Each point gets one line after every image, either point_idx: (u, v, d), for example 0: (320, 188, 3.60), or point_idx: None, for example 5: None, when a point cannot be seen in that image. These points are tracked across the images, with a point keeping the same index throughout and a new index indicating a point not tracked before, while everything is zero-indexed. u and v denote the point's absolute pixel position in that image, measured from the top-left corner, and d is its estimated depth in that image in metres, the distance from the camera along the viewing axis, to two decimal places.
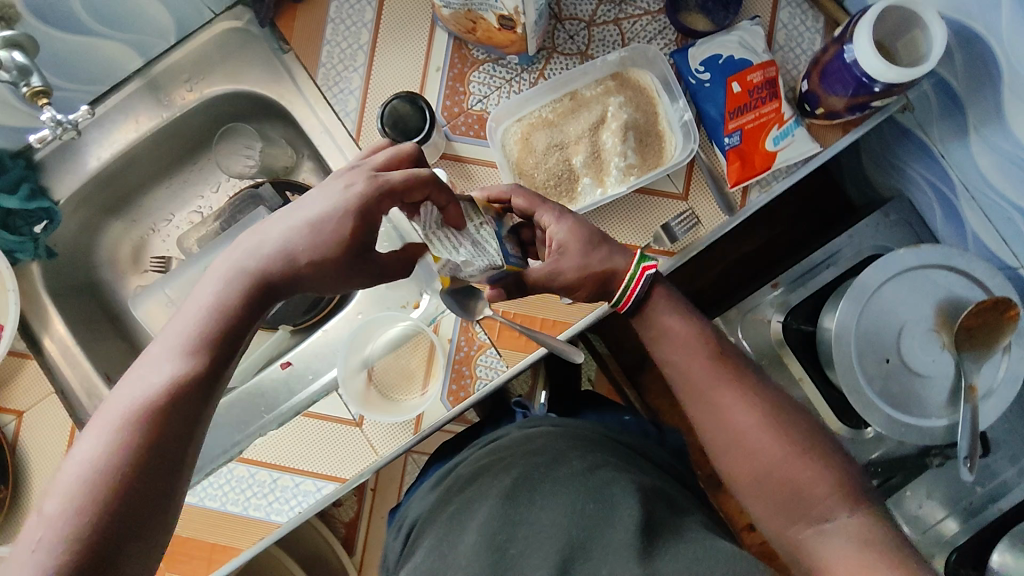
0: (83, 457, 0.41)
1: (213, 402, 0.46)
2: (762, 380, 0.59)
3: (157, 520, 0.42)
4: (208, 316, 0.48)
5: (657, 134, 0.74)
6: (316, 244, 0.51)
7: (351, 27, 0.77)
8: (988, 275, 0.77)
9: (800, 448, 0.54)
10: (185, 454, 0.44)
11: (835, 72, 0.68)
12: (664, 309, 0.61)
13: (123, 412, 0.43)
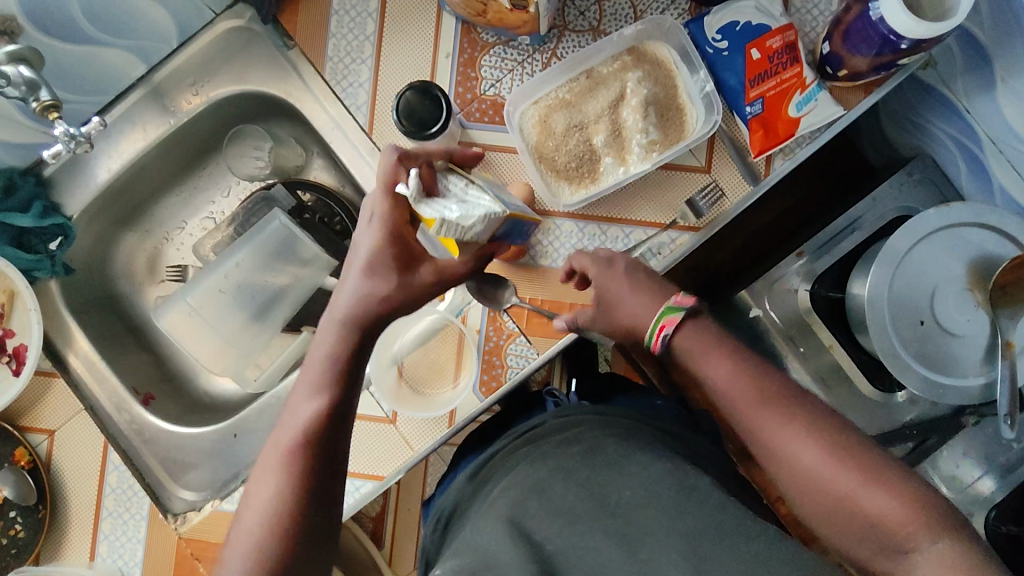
0: (253, 506, 0.53)
1: (338, 439, 0.56)
2: (816, 408, 0.56)
3: (316, 547, 0.53)
4: (323, 368, 0.57)
5: (677, 107, 0.72)
6: (385, 281, 0.57)
7: (356, 17, 0.75)
8: (1021, 231, 0.75)
9: (871, 479, 0.52)
10: (327, 485, 0.55)
11: (860, 31, 0.66)
12: (703, 353, 0.58)
13: (273, 466, 0.54)
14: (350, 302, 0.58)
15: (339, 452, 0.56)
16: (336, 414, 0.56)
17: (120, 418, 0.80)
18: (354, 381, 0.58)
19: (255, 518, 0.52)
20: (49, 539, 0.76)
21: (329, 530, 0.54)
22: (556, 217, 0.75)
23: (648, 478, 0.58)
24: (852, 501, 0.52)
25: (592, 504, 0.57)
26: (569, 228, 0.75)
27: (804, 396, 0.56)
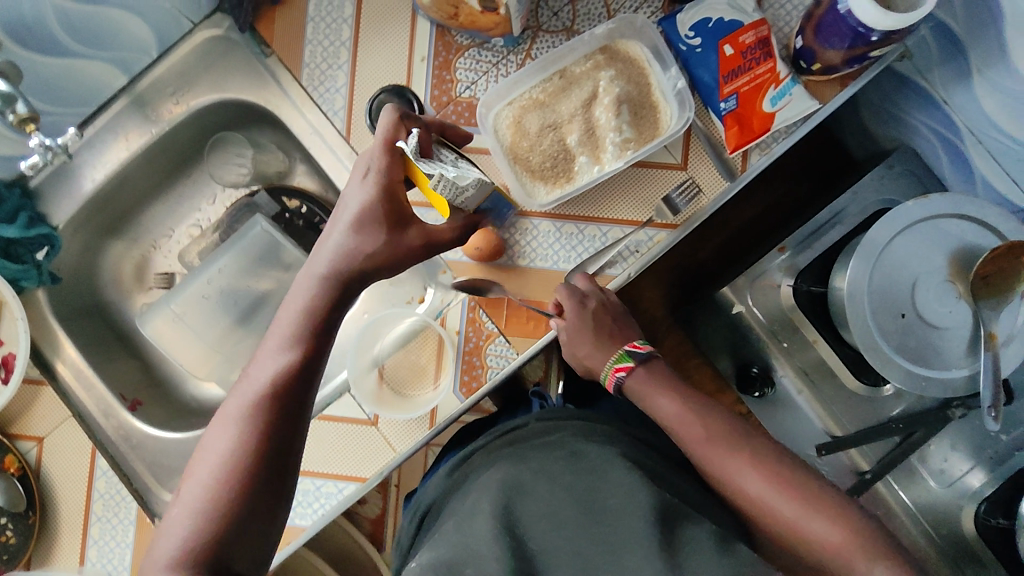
0: (208, 449, 0.54)
1: (304, 397, 0.56)
2: (763, 444, 0.62)
3: (271, 502, 0.53)
4: (297, 322, 0.58)
5: (651, 105, 0.72)
6: (373, 238, 0.59)
7: (332, 24, 0.76)
8: (1002, 221, 0.75)
9: (817, 507, 0.57)
10: (289, 440, 0.55)
11: (830, 25, 0.65)
12: (656, 393, 0.66)
13: (235, 412, 0.55)
14: (331, 257, 0.59)
15: (303, 410, 0.56)
16: (305, 370, 0.56)
17: (107, 424, 0.81)
18: (327, 341, 0.58)
19: (209, 461, 0.53)
20: (39, 545, 0.77)
21: (285, 486, 0.54)
22: (533, 217, 0.75)
23: (626, 477, 0.59)
24: (799, 524, 0.57)
25: (569, 505, 0.58)
26: (546, 228, 0.75)
27: (750, 431, 0.63)
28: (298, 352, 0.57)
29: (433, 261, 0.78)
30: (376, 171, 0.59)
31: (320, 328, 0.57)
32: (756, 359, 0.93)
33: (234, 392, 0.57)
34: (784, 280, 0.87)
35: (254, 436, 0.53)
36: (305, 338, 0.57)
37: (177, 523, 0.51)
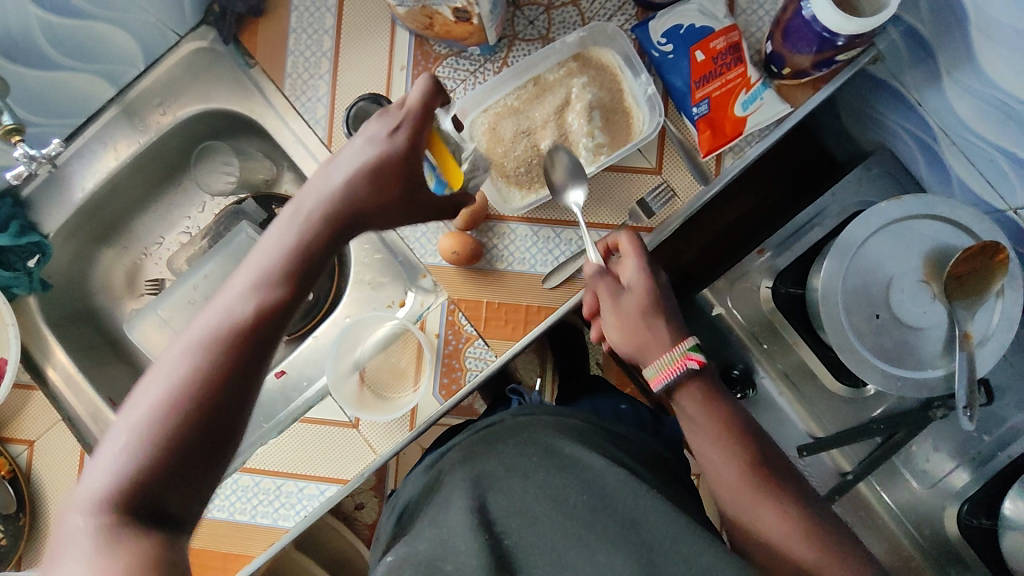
0: (146, 391, 0.43)
1: (271, 344, 0.47)
2: (792, 484, 0.58)
3: (212, 461, 0.43)
4: (278, 255, 0.49)
5: (623, 110, 0.74)
6: (383, 187, 0.53)
7: (313, 35, 0.78)
8: (976, 221, 0.75)
9: (838, 561, 0.53)
10: (246, 391, 0.45)
11: (797, 30, 0.66)
12: (692, 397, 0.61)
13: (188, 348, 0.44)
14: (330, 197, 0.52)
15: (265, 359, 0.46)
16: (281, 310, 0.47)
17: (96, 428, 0.83)
18: (309, 280, 0.50)
19: (148, 404, 0.42)
20: (30, 546, 0.79)
21: (228, 448, 0.44)
22: (510, 221, 0.77)
23: (597, 477, 0.60)
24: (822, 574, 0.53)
25: (542, 503, 0.59)
26: (523, 232, 0.77)
27: (784, 471, 0.58)
28: (276, 287, 0.48)
29: (411, 264, 0.79)
30: (410, 129, 0.55)
31: (305, 263, 0.49)
32: (738, 360, 0.92)
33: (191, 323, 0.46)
34: (764, 282, 0.88)
35: (212, 380, 0.43)
36: (287, 276, 0.48)
37: (98, 483, 0.40)
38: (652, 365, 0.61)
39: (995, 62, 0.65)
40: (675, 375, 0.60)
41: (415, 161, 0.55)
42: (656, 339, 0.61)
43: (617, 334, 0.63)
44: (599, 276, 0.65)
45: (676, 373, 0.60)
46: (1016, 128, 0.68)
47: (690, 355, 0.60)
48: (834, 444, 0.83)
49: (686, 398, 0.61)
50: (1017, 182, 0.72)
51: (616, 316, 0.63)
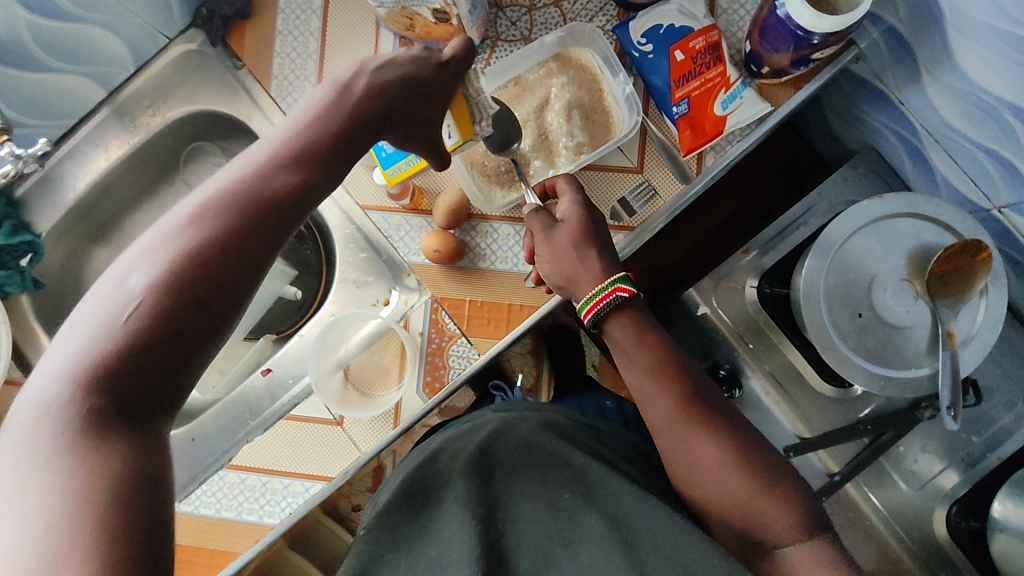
0: (145, 251, 0.39)
1: (284, 227, 0.43)
2: (724, 415, 0.59)
3: (207, 334, 0.40)
4: (301, 140, 0.45)
5: (603, 109, 0.75)
6: (412, 98, 0.51)
7: (299, 37, 0.78)
8: (959, 219, 0.75)
9: (762, 484, 0.55)
10: (253, 268, 0.42)
11: (773, 29, 0.66)
12: (625, 326, 0.62)
13: (195, 214, 0.41)
14: (362, 90, 0.49)
15: (276, 241, 0.43)
16: (290, 206, 0.43)
17: None
18: (327, 175, 0.46)
19: (144, 264, 0.39)
20: None
21: (224, 325, 0.41)
22: (493, 220, 0.77)
23: (570, 465, 0.57)
24: (743, 504, 0.54)
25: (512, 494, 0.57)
26: (505, 230, 0.77)
27: (717, 403, 0.60)
28: (294, 174, 0.44)
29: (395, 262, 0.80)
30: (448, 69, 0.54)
31: (328, 158, 0.45)
32: (726, 360, 0.93)
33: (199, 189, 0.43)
34: (749, 282, 0.88)
35: (211, 256, 0.40)
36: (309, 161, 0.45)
37: (78, 338, 0.37)
38: (582, 297, 0.63)
39: (971, 60, 0.65)
40: (603, 307, 0.61)
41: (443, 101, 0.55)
42: (588, 270, 0.63)
43: (550, 265, 0.65)
44: (534, 211, 0.67)
45: (604, 305, 0.61)
46: (996, 126, 0.67)
47: (619, 287, 0.62)
48: (827, 444, 0.80)
49: (614, 332, 0.62)
50: (998, 180, 0.72)
51: (549, 247, 0.65)
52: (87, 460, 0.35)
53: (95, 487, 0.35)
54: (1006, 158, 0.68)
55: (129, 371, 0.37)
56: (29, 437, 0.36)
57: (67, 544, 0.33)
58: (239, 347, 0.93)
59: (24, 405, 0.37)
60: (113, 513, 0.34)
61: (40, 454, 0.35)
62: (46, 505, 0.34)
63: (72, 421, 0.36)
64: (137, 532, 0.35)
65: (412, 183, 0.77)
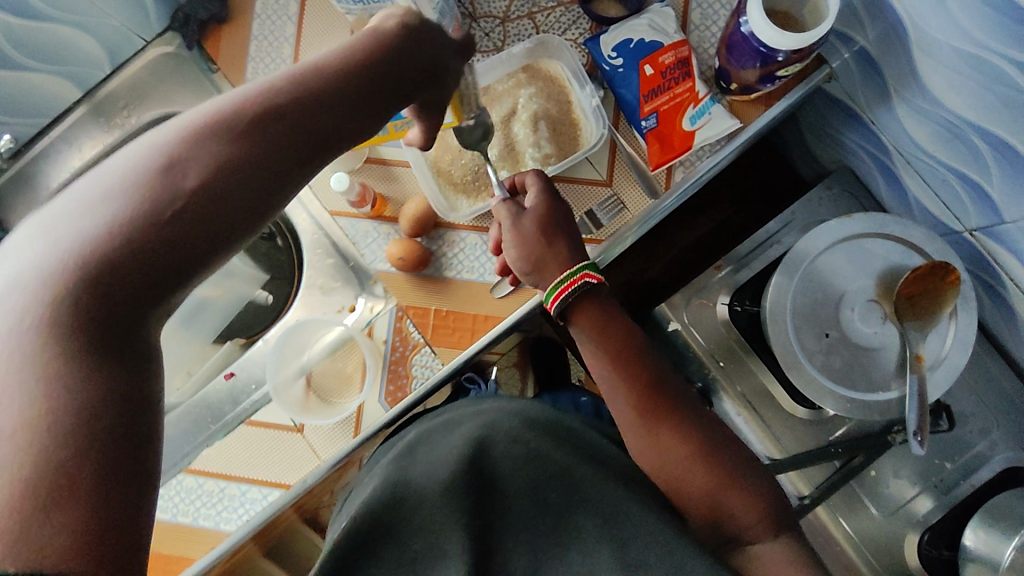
0: (183, 146, 0.38)
1: (324, 154, 0.44)
2: (691, 409, 0.59)
3: (227, 239, 0.40)
4: (360, 71, 0.45)
5: (571, 122, 0.75)
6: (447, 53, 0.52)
7: (273, 43, 0.79)
8: (927, 241, 0.74)
9: (730, 476, 0.55)
10: (282, 188, 0.42)
11: (739, 46, 0.66)
12: (592, 313, 0.62)
13: (240, 121, 0.40)
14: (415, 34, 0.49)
15: (312, 166, 0.43)
16: (335, 134, 0.44)
17: None
18: (377, 113, 0.46)
19: (181, 159, 0.38)
20: None
21: (243, 235, 0.41)
22: (460, 229, 0.77)
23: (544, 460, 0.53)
24: (712, 499, 0.54)
25: (482, 483, 0.52)
26: (473, 240, 0.77)
27: (684, 396, 0.60)
28: (339, 106, 0.44)
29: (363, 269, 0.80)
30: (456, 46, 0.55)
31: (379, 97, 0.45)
32: (698, 377, 0.92)
33: (239, 95, 0.41)
34: (721, 299, 0.87)
35: (250, 170, 0.40)
36: (365, 96, 0.45)
37: (98, 219, 0.36)
38: (549, 285, 0.63)
39: (939, 84, 0.64)
40: (568, 294, 0.61)
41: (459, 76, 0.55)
42: (556, 257, 0.63)
43: (517, 251, 0.64)
44: (503, 200, 0.66)
45: (570, 292, 0.61)
46: (964, 149, 0.66)
47: (587, 274, 0.62)
48: (797, 465, 0.78)
49: (580, 322, 0.62)
50: (968, 203, 0.71)
51: (515, 233, 0.64)
52: (100, 363, 0.34)
53: (102, 398, 0.33)
54: (975, 181, 0.67)
55: (148, 271, 0.36)
56: (26, 324, 0.33)
57: (63, 462, 0.31)
58: (208, 349, 0.94)
59: (15, 282, 0.34)
60: (118, 433, 0.33)
61: (39, 348, 0.32)
62: (45, 410, 0.31)
63: (84, 314, 0.34)
64: (135, 458, 0.33)
65: (374, 191, 0.77)
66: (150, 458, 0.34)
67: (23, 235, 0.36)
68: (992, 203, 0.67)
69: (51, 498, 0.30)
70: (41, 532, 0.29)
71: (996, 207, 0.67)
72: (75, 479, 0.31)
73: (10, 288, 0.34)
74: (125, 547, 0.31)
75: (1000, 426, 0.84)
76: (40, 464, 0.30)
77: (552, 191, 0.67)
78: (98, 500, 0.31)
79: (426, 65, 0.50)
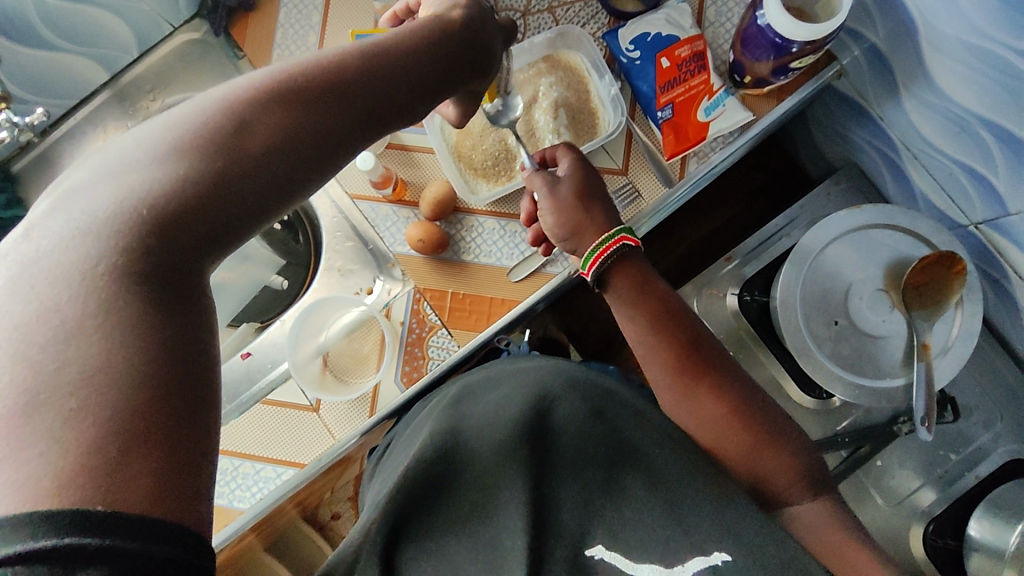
0: (248, 106, 0.40)
1: (375, 132, 0.46)
2: (729, 374, 0.61)
3: (282, 198, 0.42)
4: (412, 59, 0.48)
5: (590, 111, 0.78)
6: (484, 51, 0.56)
7: (299, 31, 0.81)
8: (933, 232, 0.76)
9: (768, 441, 0.58)
10: (333, 156, 0.44)
11: (754, 38, 0.68)
12: (628, 279, 0.64)
13: (301, 87, 0.42)
14: (459, 32, 0.53)
15: (363, 140, 0.46)
16: (385, 114, 0.46)
17: None
18: (423, 101, 0.49)
19: (246, 122, 0.40)
20: None
21: (293, 196, 0.43)
22: (479, 214, 0.79)
23: (591, 421, 0.56)
24: (752, 461, 0.57)
25: (536, 443, 0.54)
26: (491, 225, 0.78)
27: (722, 360, 0.62)
28: (391, 82, 0.47)
29: (382, 251, 0.81)
30: (489, 34, 0.56)
31: (428, 85, 0.49)
32: None
33: (298, 62, 0.43)
34: (731, 290, 0.89)
35: (309, 137, 0.42)
36: (416, 84, 0.48)
37: (170, 170, 0.37)
38: (587, 251, 0.65)
39: (948, 78, 0.66)
40: (606, 259, 0.64)
41: (489, 66, 0.57)
42: (592, 222, 0.66)
43: (553, 219, 0.67)
44: (537, 171, 0.69)
45: (606, 257, 0.64)
46: (971, 142, 0.68)
47: (625, 238, 0.64)
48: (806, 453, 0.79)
49: (617, 285, 0.65)
50: (974, 197, 0.73)
51: (553, 201, 0.67)
52: (163, 316, 0.34)
53: (169, 343, 0.34)
54: (981, 174, 0.70)
55: (213, 223, 0.38)
56: (101, 269, 0.34)
57: (133, 414, 0.31)
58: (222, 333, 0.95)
59: (90, 226, 0.35)
60: (178, 390, 0.33)
61: (114, 293, 0.33)
62: (114, 365, 0.31)
63: (157, 258, 0.36)
64: (199, 406, 0.34)
65: (396, 175, 0.79)
66: (206, 415, 0.34)
67: (92, 176, 0.37)
68: (998, 195, 0.69)
69: (126, 445, 0.30)
70: (119, 477, 0.29)
71: (1001, 198, 0.69)
72: (155, 423, 0.31)
73: (83, 233, 0.35)
74: (193, 490, 0.31)
75: (1003, 419, 0.86)
76: (113, 414, 0.30)
77: (587, 161, 0.70)
78: (165, 450, 0.31)
79: (465, 54, 0.53)
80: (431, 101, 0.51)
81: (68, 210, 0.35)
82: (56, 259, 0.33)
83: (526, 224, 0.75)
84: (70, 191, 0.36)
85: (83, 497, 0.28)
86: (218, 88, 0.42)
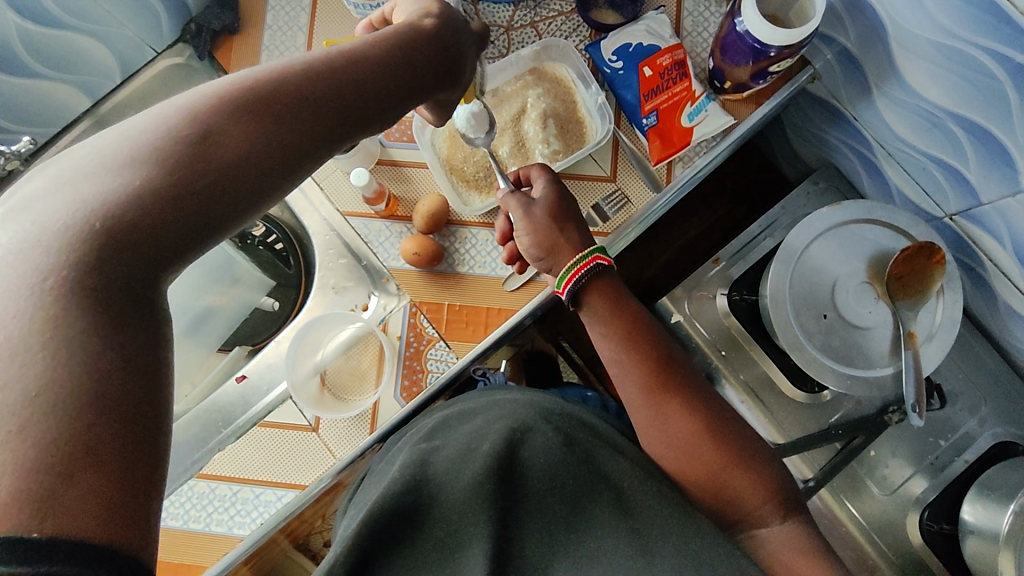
0: (212, 117, 0.39)
1: (345, 139, 0.45)
2: (700, 390, 0.63)
3: (244, 208, 0.40)
4: (383, 65, 0.47)
5: (577, 120, 0.80)
6: (457, 49, 0.54)
7: (284, 51, 0.81)
8: (913, 225, 0.79)
9: (738, 459, 0.58)
10: (300, 167, 0.43)
11: (733, 44, 0.71)
12: (603, 295, 0.66)
13: (268, 98, 0.41)
14: (430, 36, 0.51)
15: (332, 148, 0.44)
16: (355, 123, 0.45)
17: None
18: (393, 107, 0.48)
19: (211, 132, 0.38)
20: None
21: (256, 204, 0.41)
22: (473, 226, 0.79)
23: (563, 450, 0.53)
24: (720, 479, 0.58)
25: (502, 477, 0.51)
26: (485, 236, 0.79)
27: (693, 378, 0.63)
28: (361, 93, 0.45)
29: (377, 267, 0.82)
30: (461, 36, 0.55)
31: (397, 92, 0.47)
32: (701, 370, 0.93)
33: (266, 69, 0.42)
34: (720, 291, 0.91)
35: (274, 150, 0.41)
36: (388, 91, 0.47)
37: (128, 180, 0.36)
38: (561, 271, 0.67)
39: (917, 76, 0.69)
40: (581, 276, 0.66)
41: (460, 75, 0.56)
42: (568, 242, 0.67)
43: (529, 239, 0.68)
44: (511, 193, 0.71)
45: (583, 274, 0.66)
46: (942, 137, 0.72)
47: (598, 257, 0.67)
48: (794, 451, 0.78)
49: (593, 304, 0.66)
50: (948, 190, 0.77)
51: (528, 222, 0.68)
52: (114, 332, 0.33)
53: (125, 364, 0.33)
54: (953, 166, 0.73)
55: (170, 237, 0.37)
56: (52, 283, 0.32)
57: (80, 436, 0.30)
58: (212, 359, 0.94)
59: (42, 238, 0.33)
60: (128, 408, 0.32)
61: (63, 307, 0.32)
62: (60, 386, 0.30)
63: (116, 274, 0.35)
64: (150, 438, 0.33)
65: (388, 192, 0.79)
66: (159, 442, 0.33)
67: (41, 183, 0.35)
68: (971, 186, 0.72)
69: (68, 468, 0.29)
70: (62, 500, 0.29)
71: (973, 189, 0.72)
72: (108, 451, 0.31)
73: (34, 245, 0.33)
74: (141, 518, 0.31)
75: (987, 403, 0.88)
76: (56, 436, 0.30)
77: (559, 181, 0.73)
78: (114, 475, 0.31)
79: (435, 65, 0.51)
80: (403, 107, 0.49)
81: (17, 220, 0.34)
82: (5, 272, 0.32)
83: (502, 243, 0.76)
84: (22, 199, 0.35)
85: (19, 522, 0.28)
86: (181, 93, 0.40)
